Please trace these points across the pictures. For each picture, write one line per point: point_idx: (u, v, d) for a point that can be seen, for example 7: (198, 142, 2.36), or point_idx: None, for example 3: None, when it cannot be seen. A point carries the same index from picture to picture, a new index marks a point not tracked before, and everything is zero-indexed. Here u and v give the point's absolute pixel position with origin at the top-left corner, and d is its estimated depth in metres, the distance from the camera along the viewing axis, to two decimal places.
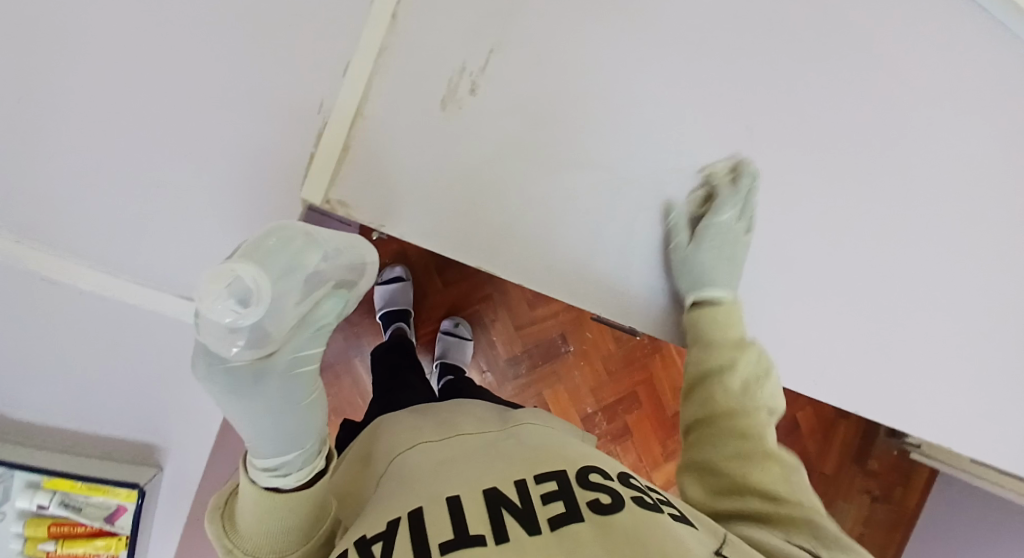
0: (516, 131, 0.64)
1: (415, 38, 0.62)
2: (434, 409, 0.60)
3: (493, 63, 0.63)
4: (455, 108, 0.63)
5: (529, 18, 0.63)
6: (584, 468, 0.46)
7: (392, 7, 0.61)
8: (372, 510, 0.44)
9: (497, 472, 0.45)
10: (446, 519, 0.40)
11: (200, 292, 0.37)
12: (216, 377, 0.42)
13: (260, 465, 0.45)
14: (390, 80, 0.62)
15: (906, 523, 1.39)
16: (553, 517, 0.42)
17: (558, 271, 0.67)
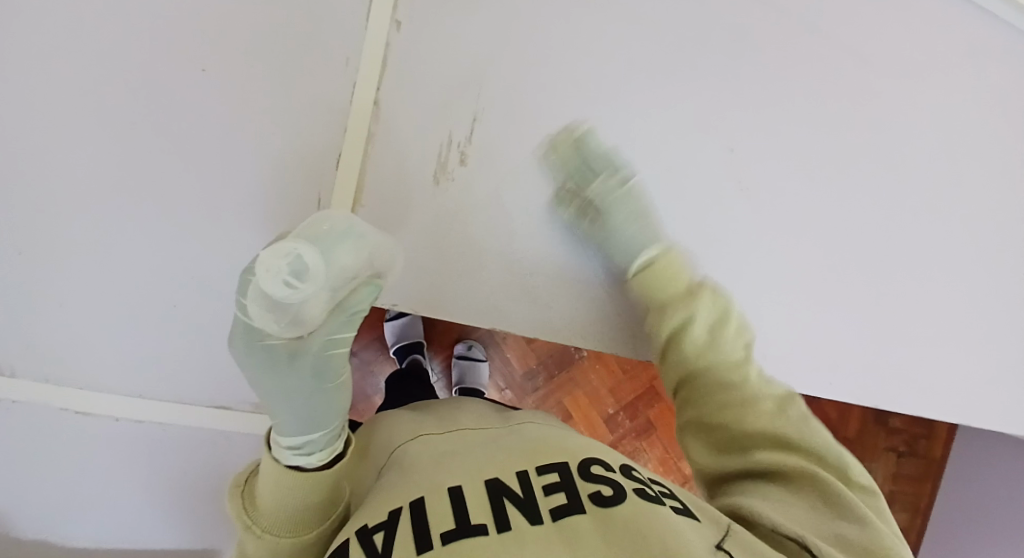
0: (504, 191, 0.66)
1: (402, 116, 0.64)
2: (433, 407, 0.61)
3: (479, 131, 0.65)
4: (448, 181, 0.65)
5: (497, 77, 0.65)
6: (586, 459, 0.47)
7: (373, 92, 0.63)
8: (379, 496, 0.45)
9: (499, 464, 0.46)
10: (447, 509, 0.41)
11: (261, 263, 0.39)
12: (257, 351, 0.44)
13: (283, 443, 0.47)
14: (381, 165, 0.64)
15: (935, 475, 1.37)
16: (554, 508, 0.42)
17: (557, 322, 0.70)
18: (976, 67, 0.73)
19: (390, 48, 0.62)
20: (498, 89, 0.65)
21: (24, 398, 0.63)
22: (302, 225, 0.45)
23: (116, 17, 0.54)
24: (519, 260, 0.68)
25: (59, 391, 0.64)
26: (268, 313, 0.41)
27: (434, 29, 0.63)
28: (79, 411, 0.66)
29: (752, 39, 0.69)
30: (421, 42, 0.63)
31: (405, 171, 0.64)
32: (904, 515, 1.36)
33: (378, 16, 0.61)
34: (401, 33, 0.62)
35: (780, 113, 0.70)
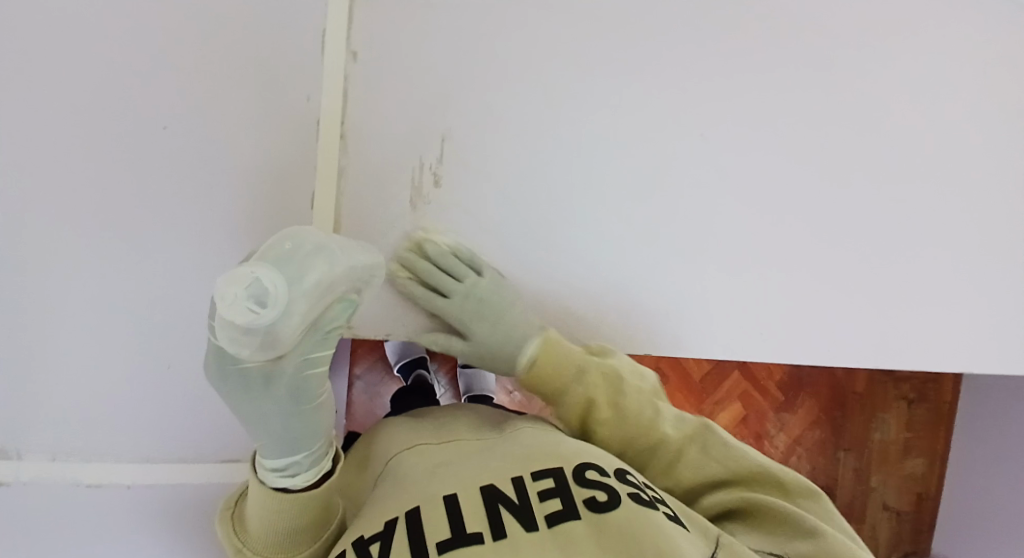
0: (479, 206, 0.69)
1: (371, 141, 0.65)
2: (430, 415, 0.61)
3: (448, 150, 0.67)
4: (423, 205, 0.67)
5: (462, 98, 0.67)
6: (581, 465, 0.47)
7: (339, 116, 0.64)
8: (376, 507, 0.45)
9: (492, 472, 0.46)
10: (443, 517, 0.42)
11: (219, 294, 0.38)
12: (230, 376, 0.44)
13: (268, 466, 0.47)
14: (356, 191, 0.66)
15: (948, 419, 1.38)
16: (549, 513, 0.42)
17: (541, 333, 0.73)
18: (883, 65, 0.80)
19: (350, 77, 0.64)
20: (465, 107, 0.67)
21: (34, 477, 0.64)
22: (263, 246, 0.44)
23: (114, 54, 0.56)
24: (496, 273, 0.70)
25: (67, 465, 0.65)
26: (235, 342, 0.40)
27: (390, 54, 0.64)
28: (90, 484, 0.66)
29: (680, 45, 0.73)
30: (381, 70, 0.64)
31: (384, 200, 0.66)
32: (922, 461, 1.37)
33: (335, 47, 0.63)
34: (359, 62, 0.64)
35: (751, 98, 0.76)
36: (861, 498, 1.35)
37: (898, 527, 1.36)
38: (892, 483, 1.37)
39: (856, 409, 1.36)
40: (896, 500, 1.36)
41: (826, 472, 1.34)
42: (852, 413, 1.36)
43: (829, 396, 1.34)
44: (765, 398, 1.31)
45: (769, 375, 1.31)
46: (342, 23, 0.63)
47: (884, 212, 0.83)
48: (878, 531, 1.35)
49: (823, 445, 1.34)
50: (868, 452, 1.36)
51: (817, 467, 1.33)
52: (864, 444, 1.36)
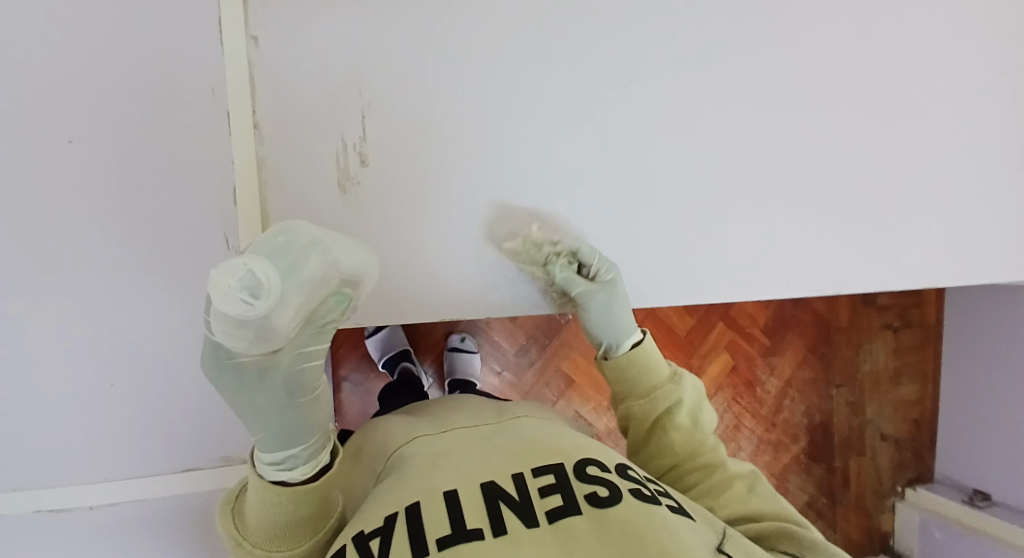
0: (399, 179, 0.74)
1: (283, 131, 0.70)
2: (431, 408, 0.61)
3: (370, 128, 0.72)
4: (353, 184, 0.73)
5: (369, 78, 0.71)
6: (582, 460, 0.47)
7: (250, 114, 0.68)
8: (377, 501, 0.45)
9: (492, 466, 0.46)
10: (443, 514, 0.41)
11: (212, 286, 0.38)
12: (225, 370, 0.44)
13: (265, 460, 0.47)
14: (282, 179, 0.71)
15: (936, 338, 1.40)
16: (550, 509, 0.42)
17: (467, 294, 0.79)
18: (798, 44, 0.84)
19: (255, 64, 0.67)
20: (377, 86, 0.71)
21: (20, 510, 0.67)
22: (257, 239, 0.44)
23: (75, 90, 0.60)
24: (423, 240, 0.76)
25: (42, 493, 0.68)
26: (232, 334, 0.41)
27: (293, 36, 0.68)
28: (54, 509, 0.68)
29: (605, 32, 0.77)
30: (281, 54, 0.68)
31: (305, 182, 0.71)
32: (915, 387, 1.38)
33: (234, 38, 0.66)
34: (259, 46, 0.67)
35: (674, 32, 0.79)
36: (857, 431, 1.36)
37: (898, 455, 1.38)
38: (888, 410, 1.37)
39: (843, 343, 1.36)
40: (894, 429, 1.37)
41: (821, 409, 1.34)
42: (840, 346, 1.36)
43: (815, 334, 1.34)
44: (751, 343, 1.31)
45: (753, 321, 1.31)
46: (237, 11, 0.66)
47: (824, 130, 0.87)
48: (879, 461, 1.37)
49: (814, 383, 1.34)
50: (859, 382, 1.36)
51: (812, 407, 1.34)
52: (855, 375, 1.36)
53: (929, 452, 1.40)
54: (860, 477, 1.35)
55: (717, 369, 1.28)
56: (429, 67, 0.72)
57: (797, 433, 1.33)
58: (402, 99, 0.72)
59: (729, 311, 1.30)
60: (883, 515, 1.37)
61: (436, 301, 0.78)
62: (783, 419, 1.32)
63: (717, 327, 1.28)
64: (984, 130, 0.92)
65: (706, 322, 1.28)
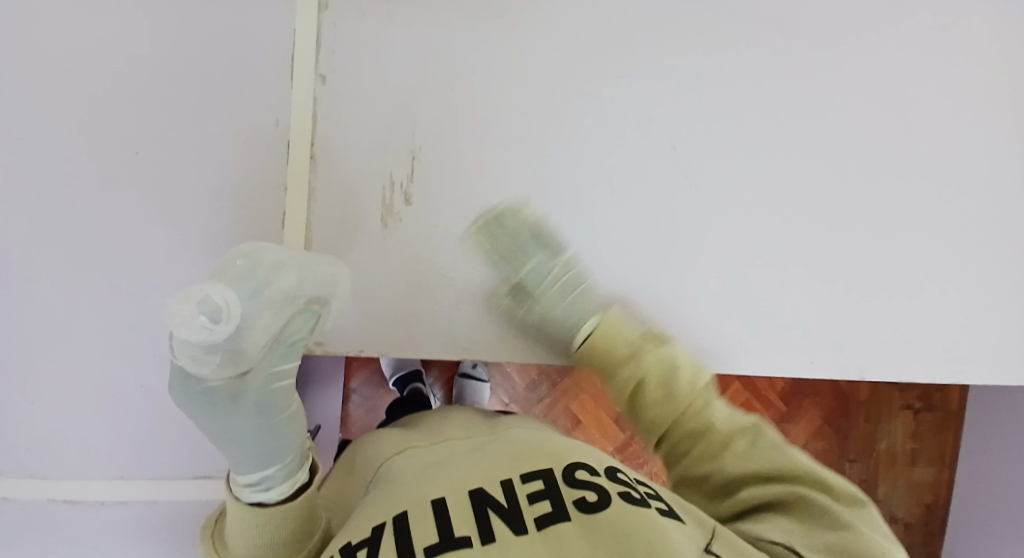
0: (441, 212, 0.73)
1: (338, 163, 0.69)
2: (420, 422, 0.60)
3: (418, 167, 0.71)
4: (394, 220, 0.71)
5: (423, 116, 0.71)
6: (571, 465, 0.46)
7: (308, 142, 0.68)
8: (362, 513, 0.45)
9: (478, 475, 0.46)
10: (430, 523, 0.41)
11: (168, 314, 0.38)
12: (196, 394, 0.44)
13: (242, 482, 0.47)
14: (326, 209, 0.70)
15: (957, 424, 1.38)
16: (539, 516, 0.42)
17: (514, 334, 0.76)
18: (862, 75, 0.81)
19: (319, 100, 0.68)
20: (430, 125, 0.71)
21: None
22: (217, 268, 0.44)
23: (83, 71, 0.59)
24: (467, 275, 0.74)
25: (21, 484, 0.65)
26: (197, 361, 0.40)
27: (362, 72, 0.69)
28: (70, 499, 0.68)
29: (656, 66, 0.76)
30: (344, 91, 0.68)
31: (354, 216, 0.70)
32: (931, 469, 1.37)
33: (302, 71, 0.67)
34: (327, 84, 0.68)
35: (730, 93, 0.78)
36: None
37: (907, 537, 1.36)
38: (900, 491, 1.37)
39: (860, 417, 1.37)
40: (905, 512, 1.36)
41: None
42: (857, 420, 1.37)
43: (833, 405, 1.35)
44: (766, 407, 1.32)
45: (770, 385, 1.32)
46: (309, 48, 0.67)
47: (882, 197, 0.83)
48: None
49: (828, 453, 1.35)
50: (873, 459, 1.37)
51: None
52: (870, 452, 1.36)
53: (936, 538, 1.37)
54: None
55: None
56: (492, 111, 0.73)
57: None
58: (453, 137, 0.72)
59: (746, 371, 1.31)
60: None
61: (480, 340, 0.75)
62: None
63: (734, 388, 1.29)
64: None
65: (722, 383, 1.29)
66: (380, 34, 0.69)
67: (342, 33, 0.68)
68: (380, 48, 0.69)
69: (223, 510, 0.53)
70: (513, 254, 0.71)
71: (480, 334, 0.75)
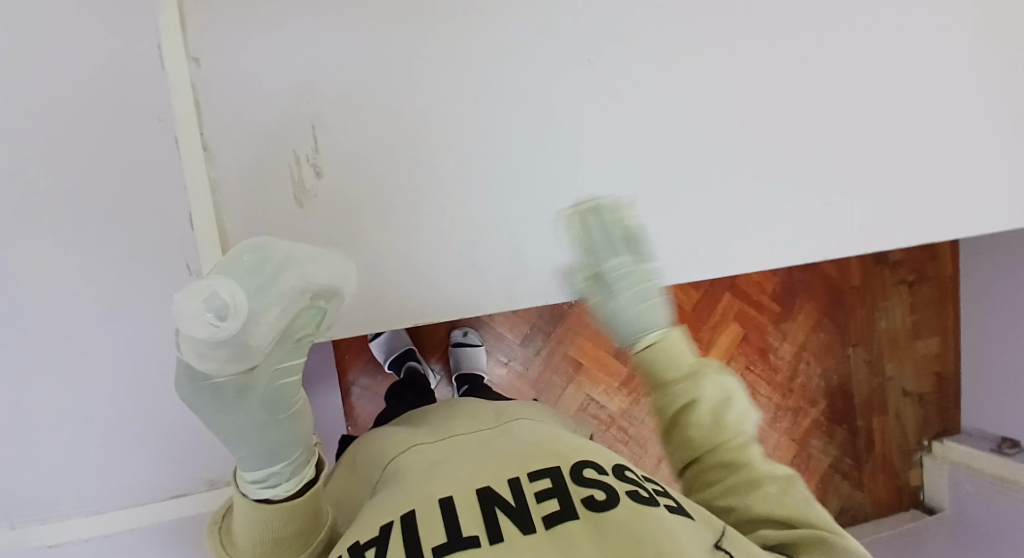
0: (360, 187, 0.73)
1: (232, 150, 0.69)
2: (423, 418, 0.60)
3: (320, 138, 0.71)
4: (309, 198, 0.71)
5: (316, 86, 0.70)
6: (578, 463, 0.46)
7: (199, 138, 0.67)
8: (371, 512, 0.45)
9: (484, 473, 0.45)
10: (438, 521, 0.41)
11: (178, 309, 0.38)
12: (201, 390, 0.43)
13: (248, 478, 0.47)
14: (235, 198, 0.70)
15: (952, 293, 1.42)
16: (547, 514, 0.42)
17: (443, 299, 0.78)
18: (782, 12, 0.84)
19: (198, 85, 0.66)
20: (328, 97, 0.70)
21: None
22: (223, 259, 0.43)
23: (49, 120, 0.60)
24: (393, 249, 0.75)
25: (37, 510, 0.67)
26: (204, 357, 0.41)
27: (233, 50, 0.67)
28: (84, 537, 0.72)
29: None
30: (223, 77, 0.67)
31: (267, 199, 0.71)
32: (936, 340, 1.41)
33: (175, 57, 0.66)
34: (202, 68, 0.66)
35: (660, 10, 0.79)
36: (878, 390, 1.39)
37: (922, 411, 1.41)
38: (909, 368, 1.40)
39: (856, 302, 1.38)
40: (916, 386, 1.41)
41: (839, 371, 1.37)
42: (853, 307, 1.38)
43: (828, 296, 1.36)
44: (761, 311, 1.33)
45: (760, 288, 1.33)
46: (177, 33, 0.65)
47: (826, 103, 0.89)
48: (903, 419, 1.40)
49: (831, 345, 1.36)
50: (876, 341, 1.39)
51: (829, 368, 1.36)
52: (872, 336, 1.38)
53: (952, 406, 1.43)
54: (884, 436, 1.39)
55: (729, 340, 1.31)
56: (380, 91, 0.72)
57: (816, 396, 1.35)
58: (358, 114, 0.71)
59: (735, 282, 1.31)
60: (911, 471, 1.41)
61: (414, 309, 0.77)
62: (800, 383, 1.35)
63: (723, 299, 1.30)
64: (975, 64, 0.94)
65: (711, 295, 1.30)
66: (245, 8, 0.66)
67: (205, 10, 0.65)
68: (257, 28, 0.67)
69: (229, 507, 0.53)
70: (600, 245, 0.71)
71: (412, 300, 0.77)
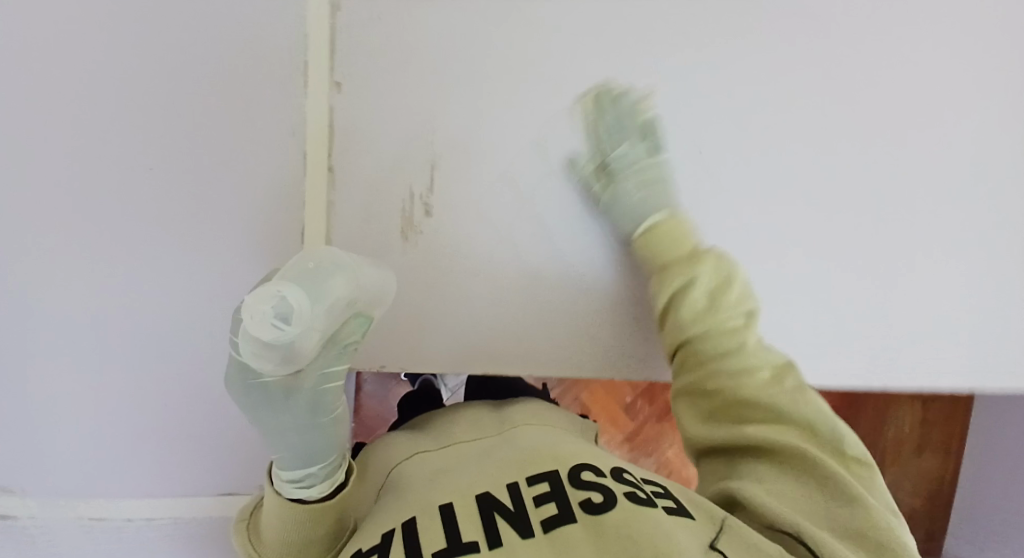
0: (465, 228, 0.70)
1: (356, 177, 0.67)
2: (430, 425, 0.61)
3: (437, 178, 0.69)
4: (415, 232, 0.69)
5: (447, 126, 0.68)
6: (577, 466, 0.47)
7: (326, 162, 0.66)
8: (375, 518, 0.46)
9: (488, 479, 0.46)
10: (438, 527, 0.42)
11: (248, 310, 0.38)
12: (250, 392, 0.43)
13: (285, 477, 0.48)
14: (343, 224, 0.68)
15: (968, 406, 1.28)
16: (545, 519, 0.42)
17: (530, 359, 0.74)
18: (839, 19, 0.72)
19: (335, 113, 0.65)
20: (448, 136, 0.68)
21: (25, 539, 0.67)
22: (284, 266, 0.44)
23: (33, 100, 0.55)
24: (493, 295, 0.72)
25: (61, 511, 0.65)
26: (260, 358, 0.40)
27: (374, 80, 0.65)
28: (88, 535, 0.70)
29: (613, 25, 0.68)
30: (358, 105, 0.65)
31: (372, 230, 0.69)
32: (933, 460, 1.28)
33: (317, 81, 0.64)
34: (342, 94, 0.65)
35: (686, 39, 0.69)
36: None
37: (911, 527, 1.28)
38: (908, 482, 1.28)
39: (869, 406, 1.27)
40: (912, 502, 1.28)
41: None
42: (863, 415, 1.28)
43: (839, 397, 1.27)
44: None
45: None
46: (325, 54, 0.64)
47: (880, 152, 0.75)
48: None
49: None
50: (880, 449, 1.28)
51: None
52: (877, 441, 1.28)
53: (940, 524, 1.29)
54: None
55: None
56: (499, 125, 0.68)
57: None
58: (479, 145, 0.68)
59: None
60: None
61: (504, 363, 0.74)
62: None
63: None
64: None
65: None
66: (390, 38, 0.65)
67: (351, 43, 0.64)
68: (399, 60, 0.65)
69: (258, 504, 0.54)
70: (624, 130, 0.69)
71: (506, 354, 0.74)
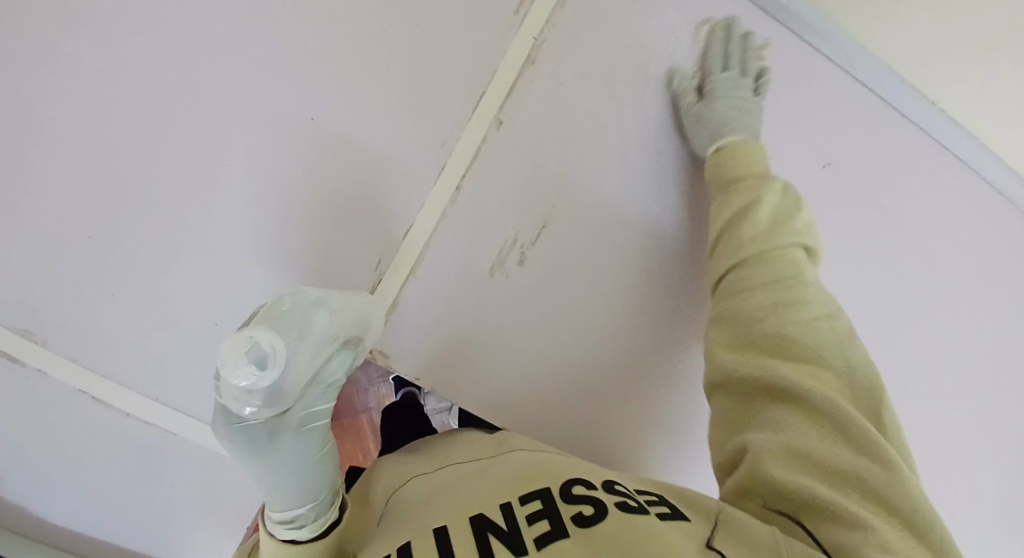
0: (553, 284, 0.75)
1: (472, 205, 0.72)
2: (425, 446, 0.63)
3: (543, 236, 0.75)
4: (501, 273, 0.73)
5: (569, 192, 0.76)
6: (568, 481, 0.48)
7: (455, 180, 0.71)
8: (370, 546, 0.47)
9: (481, 500, 0.47)
10: (432, 549, 0.42)
11: (221, 359, 0.39)
12: (235, 434, 0.44)
13: (275, 518, 0.49)
14: (440, 245, 0.71)
15: None
16: (538, 536, 0.43)
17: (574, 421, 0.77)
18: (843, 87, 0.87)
19: (486, 141, 0.72)
20: (567, 202, 0.76)
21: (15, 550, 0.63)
22: (260, 310, 0.45)
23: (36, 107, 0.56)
24: (563, 351, 0.76)
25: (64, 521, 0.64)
26: (240, 401, 0.42)
27: (527, 128, 0.74)
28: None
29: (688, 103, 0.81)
30: (511, 140, 0.73)
31: (467, 257, 0.72)
32: None
33: (483, 115, 0.73)
34: (500, 129, 0.73)
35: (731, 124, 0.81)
36: None
37: None
38: None
39: None
40: None
41: None
42: None
43: None
44: None
45: None
46: (501, 91, 0.73)
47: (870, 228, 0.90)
48: None
49: None
50: None
51: None
52: None
53: None
54: None
55: None
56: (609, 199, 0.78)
57: None
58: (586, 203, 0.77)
59: None
60: None
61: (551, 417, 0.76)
62: None
63: None
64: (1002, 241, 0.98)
65: None
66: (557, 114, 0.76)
67: (532, 88, 0.74)
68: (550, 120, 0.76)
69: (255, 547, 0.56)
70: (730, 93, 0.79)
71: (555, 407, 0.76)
